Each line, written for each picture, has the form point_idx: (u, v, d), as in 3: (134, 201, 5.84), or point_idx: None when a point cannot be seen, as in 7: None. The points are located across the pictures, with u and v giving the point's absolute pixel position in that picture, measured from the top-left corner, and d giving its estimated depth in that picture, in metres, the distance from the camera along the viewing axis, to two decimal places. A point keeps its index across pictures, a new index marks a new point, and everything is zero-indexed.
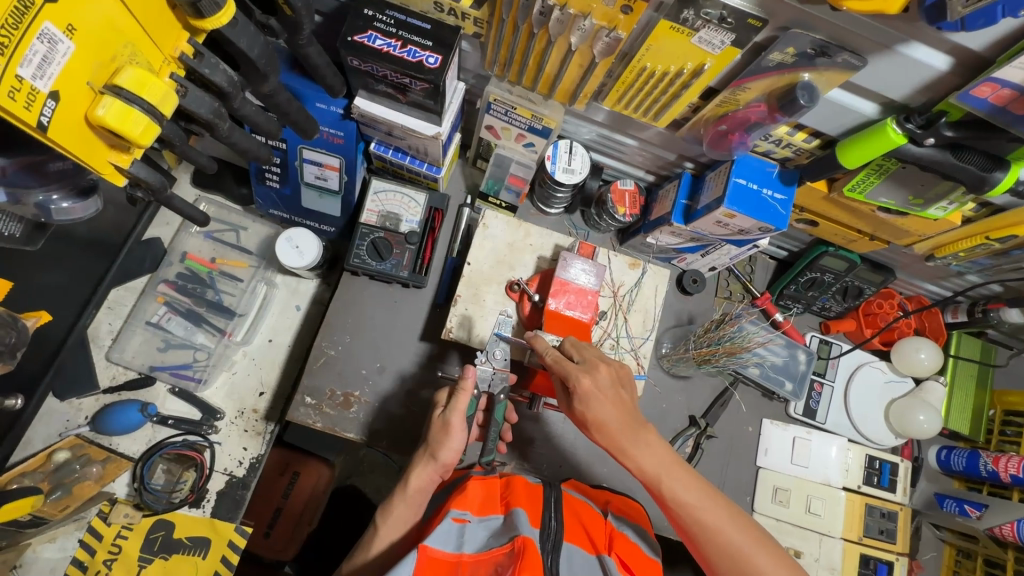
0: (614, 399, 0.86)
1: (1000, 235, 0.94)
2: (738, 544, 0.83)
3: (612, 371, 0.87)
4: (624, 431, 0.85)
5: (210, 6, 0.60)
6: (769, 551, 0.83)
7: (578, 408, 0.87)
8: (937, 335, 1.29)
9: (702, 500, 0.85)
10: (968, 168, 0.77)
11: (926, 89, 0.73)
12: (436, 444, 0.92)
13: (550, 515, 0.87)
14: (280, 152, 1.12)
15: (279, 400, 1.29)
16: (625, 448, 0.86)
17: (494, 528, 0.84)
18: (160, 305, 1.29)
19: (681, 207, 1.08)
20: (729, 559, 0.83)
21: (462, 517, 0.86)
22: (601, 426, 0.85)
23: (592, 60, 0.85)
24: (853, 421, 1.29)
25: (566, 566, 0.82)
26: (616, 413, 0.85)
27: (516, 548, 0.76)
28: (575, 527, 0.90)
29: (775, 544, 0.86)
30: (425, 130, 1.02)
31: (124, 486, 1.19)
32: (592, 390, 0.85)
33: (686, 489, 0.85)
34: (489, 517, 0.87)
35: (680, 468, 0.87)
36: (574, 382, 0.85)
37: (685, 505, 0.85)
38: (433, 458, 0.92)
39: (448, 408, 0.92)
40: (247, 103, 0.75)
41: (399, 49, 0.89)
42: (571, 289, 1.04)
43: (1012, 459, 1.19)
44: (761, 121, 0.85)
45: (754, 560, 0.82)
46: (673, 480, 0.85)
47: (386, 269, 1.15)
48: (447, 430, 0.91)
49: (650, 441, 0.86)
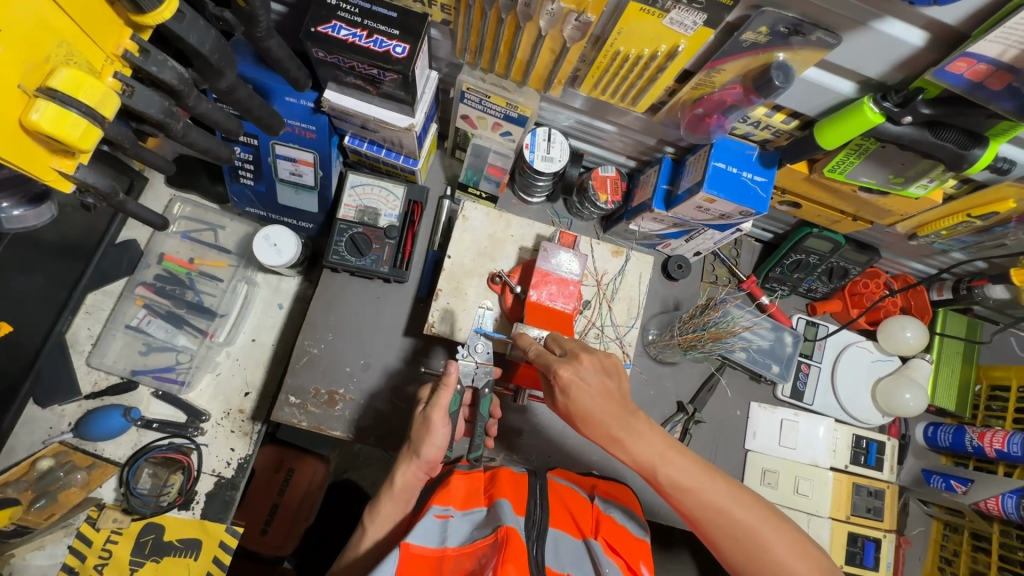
0: (599, 390, 0.83)
1: (982, 213, 0.93)
2: (741, 520, 0.83)
3: (595, 362, 0.84)
4: (614, 421, 0.82)
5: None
6: (772, 523, 0.83)
7: (560, 401, 0.84)
8: (923, 313, 1.29)
9: (699, 482, 0.84)
10: (946, 146, 0.76)
11: (902, 66, 0.72)
12: (418, 440, 0.91)
13: (534, 502, 0.87)
14: (252, 148, 1.09)
15: (265, 400, 1.28)
16: (619, 439, 0.83)
17: (478, 520, 0.84)
18: (139, 308, 1.27)
19: (661, 193, 1.06)
20: (733, 537, 0.83)
21: (445, 512, 0.86)
22: (587, 418, 0.83)
23: (564, 45, 0.83)
24: (840, 401, 1.29)
25: (552, 553, 0.82)
26: (603, 403, 0.82)
27: (499, 539, 0.75)
28: (561, 512, 0.90)
29: (779, 514, 0.86)
30: (398, 122, 1.00)
31: (111, 491, 1.19)
32: (572, 380, 0.82)
33: (682, 473, 0.84)
34: (472, 509, 0.87)
35: (674, 452, 0.85)
36: (554, 374, 0.83)
37: (683, 489, 0.84)
38: (416, 454, 0.91)
39: (429, 404, 0.90)
40: (203, 100, 0.73)
41: (365, 39, 0.86)
42: (552, 280, 1.02)
43: (997, 434, 1.20)
44: (738, 103, 0.84)
45: (759, 535, 0.82)
46: (668, 465, 0.84)
47: (366, 264, 1.14)
48: (428, 426, 0.89)
49: (642, 428, 0.84)
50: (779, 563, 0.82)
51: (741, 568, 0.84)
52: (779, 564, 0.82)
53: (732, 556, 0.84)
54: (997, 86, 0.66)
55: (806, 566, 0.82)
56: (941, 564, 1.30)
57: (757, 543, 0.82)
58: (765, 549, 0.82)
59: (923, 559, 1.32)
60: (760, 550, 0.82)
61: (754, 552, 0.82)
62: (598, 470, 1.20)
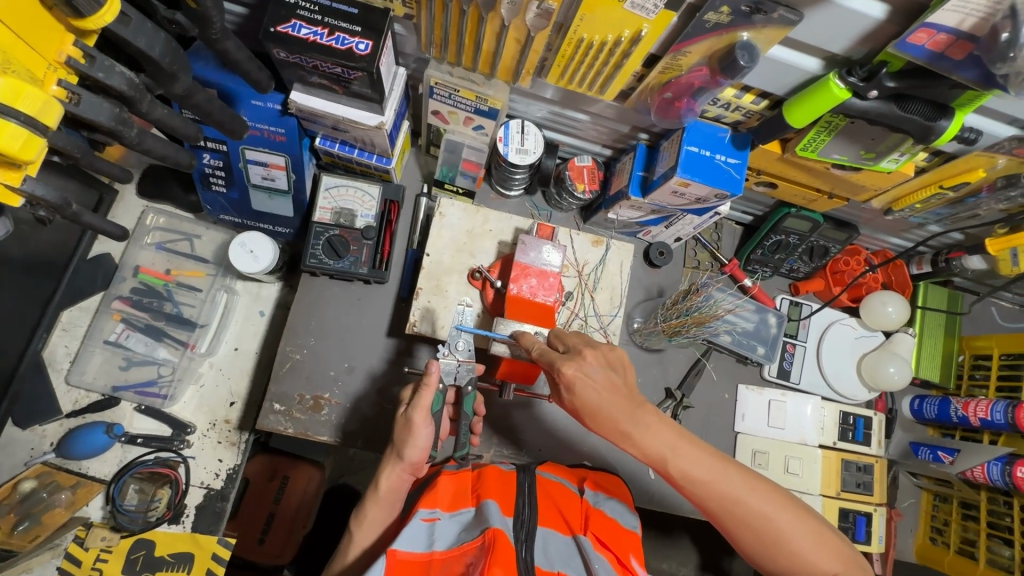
0: (605, 384, 0.80)
1: (953, 183, 0.94)
2: (757, 510, 0.79)
3: (598, 356, 0.82)
4: (622, 415, 0.79)
5: (90, 4, 0.56)
6: (787, 511, 0.80)
7: (566, 398, 0.82)
8: (903, 288, 1.30)
9: (713, 473, 0.80)
10: (913, 118, 0.76)
11: (866, 39, 0.71)
12: (401, 442, 0.90)
13: (522, 502, 0.88)
14: (221, 154, 1.08)
15: (250, 409, 1.27)
16: (628, 433, 0.80)
17: (466, 521, 0.84)
18: (117, 322, 1.25)
19: (638, 179, 1.06)
20: (749, 527, 0.80)
21: (433, 515, 0.85)
22: (595, 414, 0.80)
23: (528, 34, 0.82)
24: (826, 378, 1.30)
25: (541, 552, 0.81)
26: (609, 397, 0.79)
27: (487, 541, 0.76)
28: (550, 511, 0.90)
29: (795, 500, 0.83)
30: (367, 120, 0.98)
31: (98, 509, 1.17)
32: (577, 377, 0.79)
33: (694, 465, 0.80)
34: (460, 511, 0.87)
35: (685, 444, 0.81)
36: (558, 371, 0.80)
37: (696, 481, 0.80)
38: (400, 457, 0.90)
39: (411, 405, 0.89)
40: (157, 105, 0.71)
41: (327, 37, 0.85)
42: (532, 272, 1.01)
43: (981, 403, 1.21)
44: (705, 85, 0.83)
45: (775, 523, 0.79)
46: (680, 458, 0.80)
47: (345, 266, 1.13)
48: (411, 428, 0.88)
49: (651, 420, 0.80)
50: (795, 550, 0.79)
51: (757, 555, 0.81)
52: (796, 550, 0.79)
53: (748, 545, 0.81)
54: (958, 55, 0.67)
55: (822, 551, 0.79)
56: (932, 533, 1.33)
57: (774, 532, 0.79)
58: (781, 537, 0.79)
59: (914, 531, 1.35)
60: (777, 538, 0.79)
61: (770, 541, 0.79)
62: (590, 460, 1.20)
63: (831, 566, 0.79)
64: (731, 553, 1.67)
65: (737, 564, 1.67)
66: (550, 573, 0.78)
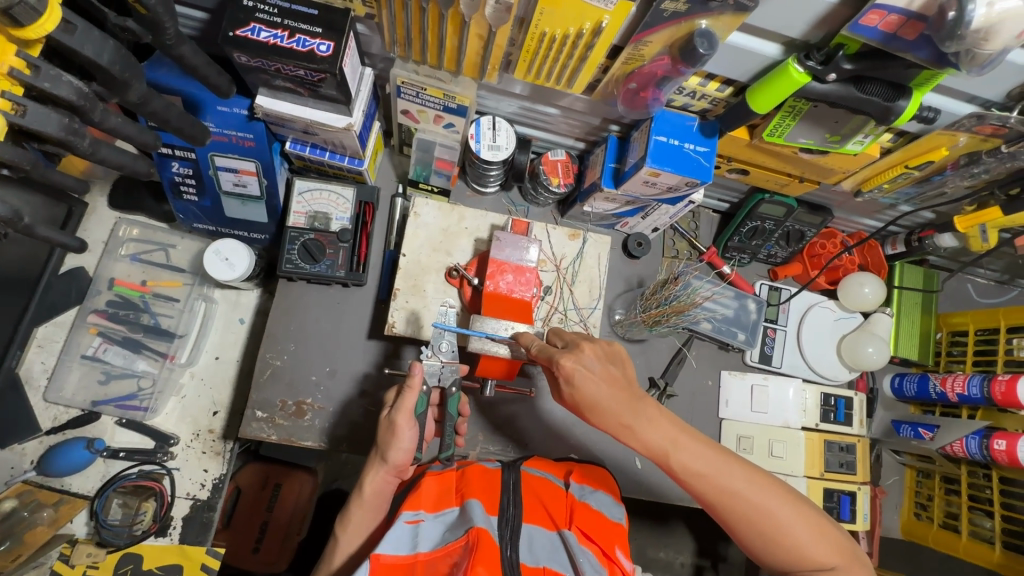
0: (604, 377, 0.80)
1: (918, 162, 0.95)
2: (758, 504, 0.79)
3: (598, 350, 0.82)
4: (624, 409, 0.80)
5: (27, 12, 0.55)
6: (789, 505, 0.80)
7: (566, 392, 0.82)
8: (879, 268, 1.31)
9: (714, 466, 0.81)
10: (872, 99, 0.77)
11: (821, 23, 0.72)
12: (385, 445, 0.90)
13: (507, 500, 0.87)
14: (191, 162, 1.07)
15: (234, 417, 1.26)
16: (630, 426, 0.80)
17: (450, 521, 0.84)
18: (94, 336, 1.23)
19: (610, 171, 1.06)
20: (750, 520, 0.80)
21: (416, 517, 0.85)
22: (594, 407, 0.80)
23: (490, 29, 0.82)
24: (807, 361, 1.31)
25: (526, 548, 0.81)
26: (610, 391, 0.80)
27: (471, 541, 0.76)
28: (534, 506, 0.90)
29: (796, 494, 0.83)
30: (335, 122, 0.98)
31: (83, 525, 1.16)
32: (576, 370, 0.79)
33: (695, 458, 0.81)
34: (444, 511, 0.87)
35: (686, 437, 0.82)
36: (557, 364, 0.80)
37: (697, 474, 0.81)
38: (384, 460, 0.90)
39: (393, 408, 0.89)
40: (111, 114, 0.71)
41: (287, 39, 0.84)
42: (508, 268, 0.99)
43: (958, 378, 1.23)
44: (669, 74, 0.84)
45: (775, 517, 0.79)
46: (681, 451, 0.81)
47: (322, 270, 1.13)
48: (394, 430, 0.88)
49: (653, 414, 0.81)
50: (795, 544, 0.79)
51: (757, 549, 0.81)
52: (796, 545, 0.79)
53: (748, 539, 0.81)
54: (910, 36, 0.68)
55: (822, 546, 0.79)
56: (916, 509, 1.35)
57: (774, 526, 0.79)
58: (782, 531, 0.79)
59: (900, 507, 1.37)
60: (777, 533, 0.79)
61: (770, 534, 0.79)
62: (577, 453, 1.21)
63: (832, 561, 0.79)
64: (725, 539, 1.69)
65: (732, 550, 1.69)
66: (536, 569, 0.78)
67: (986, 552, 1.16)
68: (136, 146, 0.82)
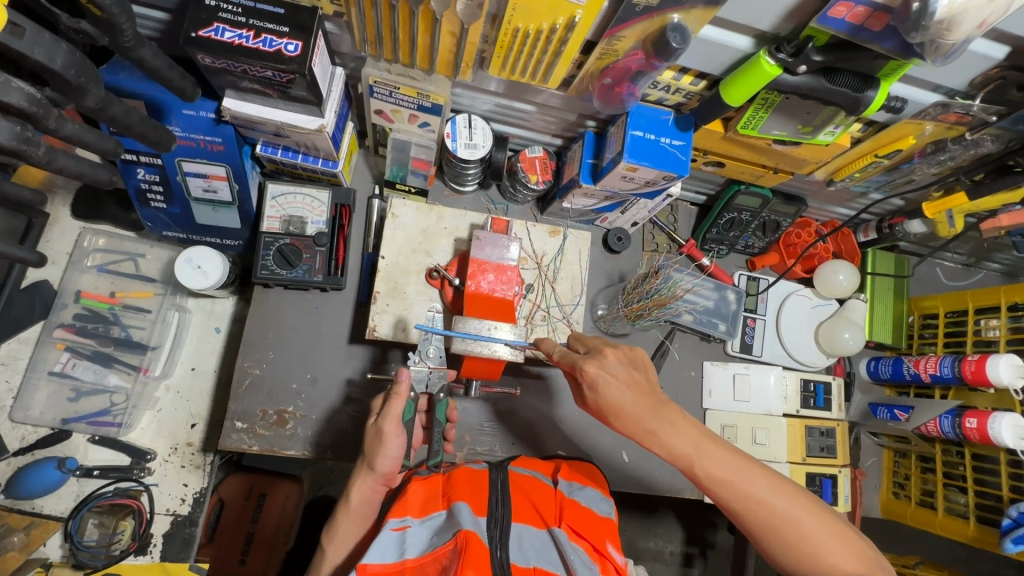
0: (628, 382, 0.80)
1: (887, 151, 0.97)
2: (781, 511, 0.77)
3: (621, 355, 0.83)
4: (646, 413, 0.79)
5: None
6: (813, 512, 0.78)
7: (589, 397, 0.82)
8: (853, 255, 1.33)
9: (737, 473, 0.78)
10: (841, 90, 0.78)
11: (791, 16, 0.73)
12: (372, 453, 0.89)
13: (495, 500, 0.87)
14: (157, 168, 1.03)
15: (213, 429, 1.23)
16: (654, 431, 0.79)
17: (436, 525, 0.83)
18: (61, 352, 1.18)
19: (588, 167, 1.06)
20: (773, 528, 0.77)
21: (402, 523, 0.84)
22: (618, 412, 0.79)
23: (462, 26, 0.81)
24: (786, 348, 1.34)
25: (516, 548, 0.80)
26: (633, 396, 0.79)
27: (458, 543, 0.75)
28: (523, 505, 0.89)
29: (820, 502, 0.80)
30: (307, 124, 0.95)
31: (57, 548, 1.13)
32: (599, 376, 0.80)
33: (720, 465, 0.78)
34: (431, 516, 0.86)
35: (711, 444, 0.79)
36: (580, 370, 0.81)
37: (721, 482, 0.78)
38: (371, 469, 0.89)
39: (381, 415, 0.88)
40: (67, 120, 0.68)
41: (253, 40, 0.82)
42: (489, 268, 0.98)
43: (930, 360, 1.27)
44: (643, 69, 0.84)
45: (800, 525, 0.76)
46: (706, 458, 0.78)
47: (299, 276, 1.11)
48: (381, 439, 0.87)
49: (676, 419, 0.79)
50: (819, 555, 0.76)
51: (780, 558, 0.78)
52: (822, 557, 0.75)
53: (771, 546, 0.78)
54: (877, 27, 0.69)
55: (848, 556, 0.76)
56: (895, 488, 1.38)
57: (799, 535, 0.76)
58: (806, 539, 0.76)
59: (878, 487, 1.41)
60: (802, 542, 0.76)
61: (794, 543, 0.76)
62: (565, 450, 1.21)
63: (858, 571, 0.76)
64: (713, 526, 1.73)
65: (719, 536, 1.73)
66: (526, 568, 0.77)
67: (962, 528, 1.20)
68: (95, 153, 0.79)
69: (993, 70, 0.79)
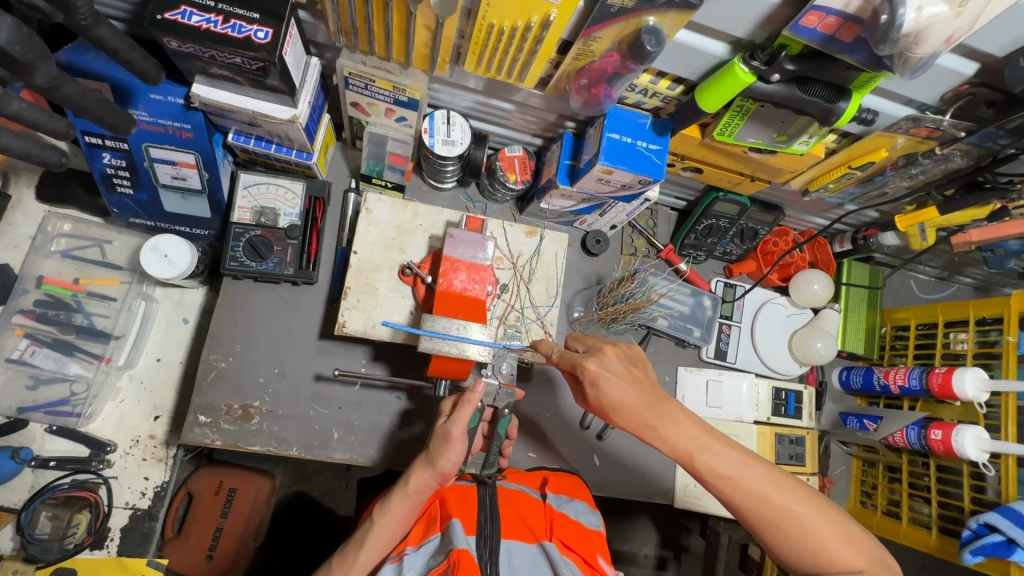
0: (628, 378, 0.80)
1: (860, 163, 0.98)
2: (781, 506, 0.76)
3: (619, 352, 0.83)
4: (646, 409, 0.78)
5: None
6: (814, 508, 0.77)
7: (591, 395, 0.80)
8: (828, 266, 1.35)
9: (738, 469, 0.78)
10: (814, 100, 0.78)
11: (765, 23, 0.73)
12: (435, 452, 0.87)
13: (485, 517, 0.85)
14: (124, 153, 1.00)
15: (177, 422, 1.21)
16: (652, 427, 0.78)
17: (433, 550, 0.83)
18: (20, 338, 1.12)
19: (565, 168, 1.06)
20: (774, 523, 0.76)
21: (400, 554, 0.84)
22: (620, 408, 0.79)
23: (437, 20, 0.80)
24: (760, 356, 1.34)
25: (506, 565, 0.80)
26: (633, 391, 0.79)
27: (451, 563, 0.74)
28: (514, 521, 0.88)
29: (821, 496, 0.80)
30: (279, 114, 0.93)
31: (8, 540, 1.10)
32: (600, 373, 0.79)
33: (720, 460, 0.78)
34: (426, 541, 0.85)
35: (711, 438, 0.79)
36: (581, 368, 0.80)
37: (723, 477, 0.77)
38: (431, 465, 0.87)
39: (449, 419, 0.87)
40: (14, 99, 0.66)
41: (221, 25, 0.80)
42: (461, 266, 0.95)
43: (900, 371, 1.28)
44: (619, 70, 0.83)
45: (801, 520, 0.76)
46: (706, 451, 0.78)
47: (269, 268, 1.08)
48: (448, 441, 0.85)
49: (675, 414, 0.79)
50: (820, 549, 0.75)
51: (782, 552, 0.77)
52: (823, 550, 0.75)
53: (772, 541, 0.78)
54: (848, 38, 0.69)
55: (850, 550, 0.75)
56: (863, 497, 1.40)
57: (800, 530, 0.76)
58: (807, 532, 0.76)
59: (847, 495, 1.42)
60: (802, 536, 0.76)
61: (795, 538, 0.76)
62: (535, 451, 1.20)
63: (861, 566, 0.75)
64: (687, 530, 1.73)
65: (692, 541, 1.73)
66: None
67: (924, 538, 1.20)
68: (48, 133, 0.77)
69: (963, 86, 0.80)
